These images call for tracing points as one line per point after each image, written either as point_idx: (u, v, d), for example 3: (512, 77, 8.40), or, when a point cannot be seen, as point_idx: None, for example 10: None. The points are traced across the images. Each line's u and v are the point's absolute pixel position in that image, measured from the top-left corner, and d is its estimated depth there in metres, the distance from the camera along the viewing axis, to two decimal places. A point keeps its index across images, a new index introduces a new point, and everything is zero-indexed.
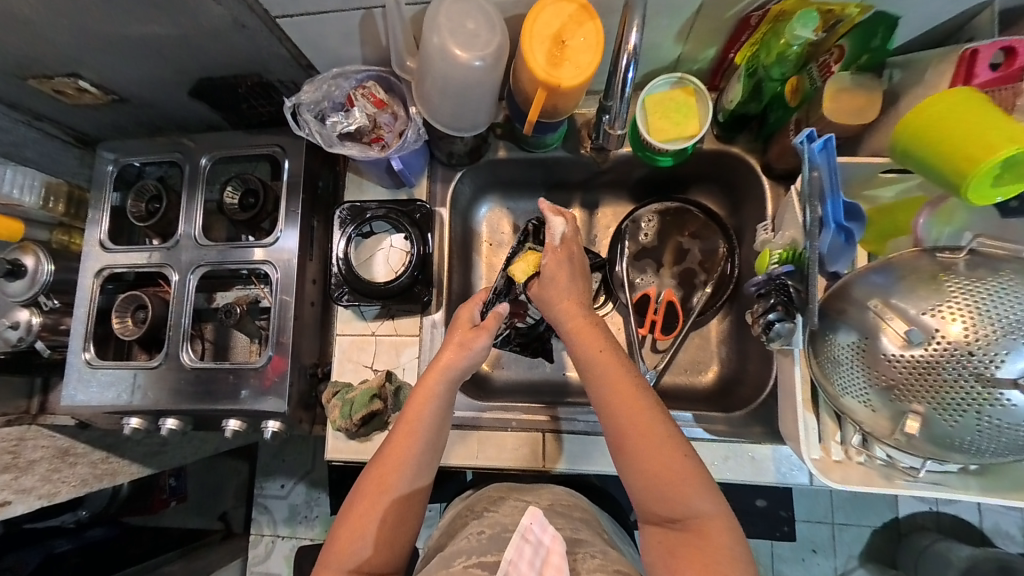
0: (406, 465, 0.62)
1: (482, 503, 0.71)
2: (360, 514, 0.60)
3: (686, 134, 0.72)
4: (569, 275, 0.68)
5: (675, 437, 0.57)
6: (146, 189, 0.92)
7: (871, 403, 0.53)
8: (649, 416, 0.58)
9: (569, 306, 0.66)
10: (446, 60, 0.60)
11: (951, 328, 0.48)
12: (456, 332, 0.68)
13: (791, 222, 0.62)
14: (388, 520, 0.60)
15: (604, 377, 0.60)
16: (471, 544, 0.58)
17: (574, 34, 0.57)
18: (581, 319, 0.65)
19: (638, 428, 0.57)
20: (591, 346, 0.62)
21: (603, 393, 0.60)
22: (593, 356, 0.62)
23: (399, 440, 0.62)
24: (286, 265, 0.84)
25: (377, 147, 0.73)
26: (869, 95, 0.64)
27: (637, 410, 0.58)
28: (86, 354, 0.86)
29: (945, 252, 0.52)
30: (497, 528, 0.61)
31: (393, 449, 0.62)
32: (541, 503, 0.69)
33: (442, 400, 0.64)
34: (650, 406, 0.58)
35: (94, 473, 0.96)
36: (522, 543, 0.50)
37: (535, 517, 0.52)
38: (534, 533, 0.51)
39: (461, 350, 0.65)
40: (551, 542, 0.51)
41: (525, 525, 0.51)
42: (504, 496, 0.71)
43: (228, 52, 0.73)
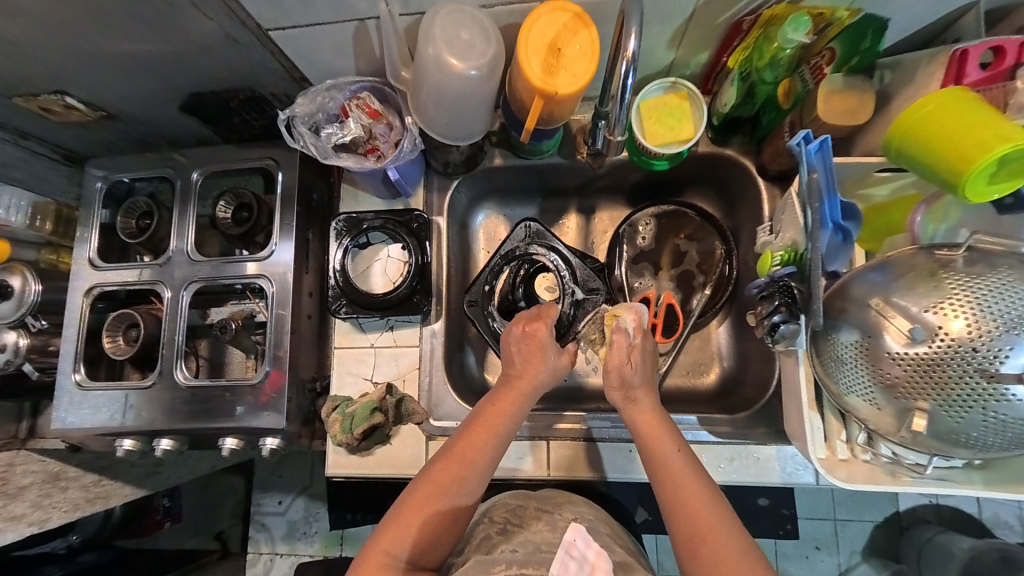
0: (473, 469, 0.62)
1: (502, 511, 0.69)
2: (412, 512, 0.58)
3: (680, 138, 0.72)
4: (633, 369, 0.69)
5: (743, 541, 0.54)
6: (137, 206, 0.91)
7: (875, 401, 0.53)
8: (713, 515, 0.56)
9: (642, 406, 0.67)
10: (442, 70, 0.59)
11: (953, 325, 0.48)
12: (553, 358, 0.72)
13: (789, 223, 0.62)
14: (436, 522, 0.59)
15: (666, 477, 0.60)
16: (509, 555, 0.57)
17: (569, 43, 0.57)
18: (653, 421, 0.65)
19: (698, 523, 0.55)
20: (660, 446, 0.63)
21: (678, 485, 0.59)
22: (666, 456, 0.61)
23: (461, 452, 0.62)
24: (281, 279, 0.83)
25: (373, 157, 0.73)
26: (860, 96, 0.64)
27: (703, 513, 0.56)
28: (77, 375, 0.84)
29: (942, 249, 0.53)
30: (532, 546, 0.60)
31: (466, 447, 0.63)
32: (563, 515, 0.67)
33: (518, 412, 0.67)
34: (718, 517, 0.56)
35: (86, 497, 0.93)
36: (566, 558, 0.50)
37: (578, 532, 0.51)
38: (578, 549, 0.51)
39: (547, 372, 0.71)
40: (596, 559, 0.50)
41: (568, 542, 0.50)
42: (523, 504, 0.70)
43: (219, 66, 0.72)
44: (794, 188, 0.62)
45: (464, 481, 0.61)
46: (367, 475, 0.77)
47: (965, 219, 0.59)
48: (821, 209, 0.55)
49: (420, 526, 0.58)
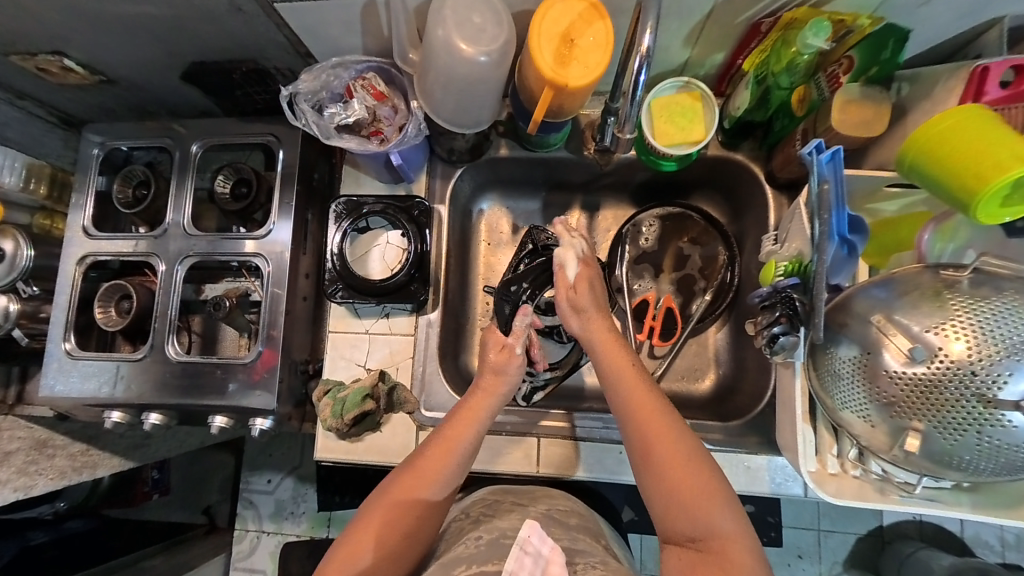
0: (439, 478, 0.61)
1: (478, 506, 0.70)
2: (376, 523, 0.58)
3: (690, 139, 0.71)
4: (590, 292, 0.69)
5: (695, 447, 0.56)
6: (134, 174, 0.90)
7: (870, 418, 0.52)
8: (668, 424, 0.57)
9: (597, 325, 0.67)
10: (450, 54, 0.58)
11: (954, 346, 0.47)
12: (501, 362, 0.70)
13: (795, 233, 0.61)
14: (409, 522, 0.59)
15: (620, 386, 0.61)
16: (469, 551, 0.58)
17: (583, 33, 0.56)
18: (610, 336, 0.66)
19: (652, 429, 0.57)
20: (617, 356, 0.64)
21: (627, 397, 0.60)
22: (618, 369, 0.63)
23: (429, 461, 0.62)
24: (278, 258, 0.82)
25: (376, 140, 0.71)
26: (878, 107, 0.62)
27: (660, 426, 0.57)
28: (67, 344, 0.83)
29: (948, 269, 0.52)
30: (496, 534, 0.61)
31: (454, 431, 0.64)
32: (536, 508, 0.68)
33: (482, 423, 0.66)
34: (677, 432, 0.57)
35: (73, 466, 0.93)
36: (522, 554, 0.50)
37: (534, 529, 0.51)
38: (533, 545, 0.51)
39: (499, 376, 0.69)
40: (551, 555, 0.50)
41: (523, 538, 0.50)
42: (498, 499, 0.70)
43: (222, 35, 0.70)
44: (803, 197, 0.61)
45: (439, 477, 0.61)
46: (356, 460, 0.76)
47: (972, 240, 0.59)
48: (829, 221, 0.54)
49: (382, 537, 0.57)
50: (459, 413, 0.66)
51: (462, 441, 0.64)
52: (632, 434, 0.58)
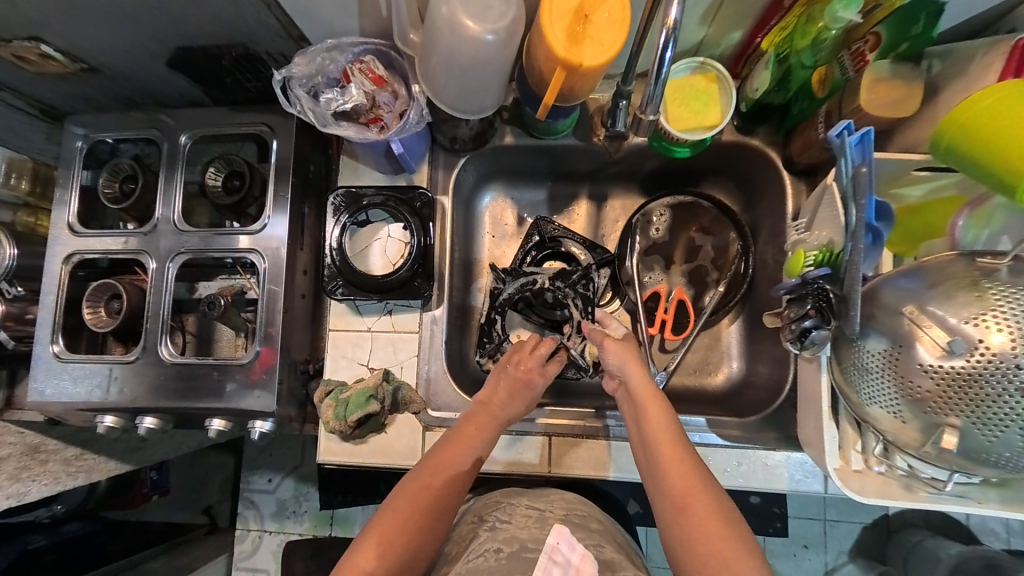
0: (457, 473, 0.60)
1: (491, 510, 0.67)
2: (395, 517, 0.56)
3: (705, 124, 0.68)
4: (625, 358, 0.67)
5: (726, 508, 0.54)
6: (121, 168, 0.85)
7: (901, 414, 0.50)
8: (699, 485, 0.55)
9: (638, 377, 0.65)
10: (455, 33, 0.54)
11: (994, 338, 0.45)
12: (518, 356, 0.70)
13: (824, 221, 0.58)
14: (428, 519, 0.57)
15: (656, 443, 0.59)
16: (489, 562, 0.54)
17: (597, 9, 0.52)
18: (648, 387, 0.64)
19: (682, 485, 0.55)
20: (654, 410, 0.62)
21: (657, 455, 0.59)
22: (654, 425, 0.61)
23: (447, 455, 0.61)
24: (274, 254, 0.78)
25: (376, 128, 0.67)
26: (908, 85, 0.58)
27: (689, 480, 0.55)
28: (55, 346, 0.80)
29: (985, 256, 0.49)
30: (516, 545, 0.57)
31: (472, 427, 0.63)
32: (553, 514, 0.65)
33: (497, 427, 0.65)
34: (709, 493, 0.54)
35: (67, 471, 0.90)
36: (551, 564, 0.51)
37: (561, 536, 0.54)
38: (562, 553, 0.52)
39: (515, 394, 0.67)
40: (580, 561, 0.52)
41: (552, 546, 0.52)
42: (514, 501, 0.68)
43: (209, 16, 0.66)
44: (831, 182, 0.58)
45: (455, 474, 0.60)
46: (360, 463, 0.73)
47: (1009, 226, 0.56)
48: (866, 207, 0.51)
49: (395, 536, 0.55)
50: (473, 415, 0.65)
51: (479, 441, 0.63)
52: (660, 497, 0.56)
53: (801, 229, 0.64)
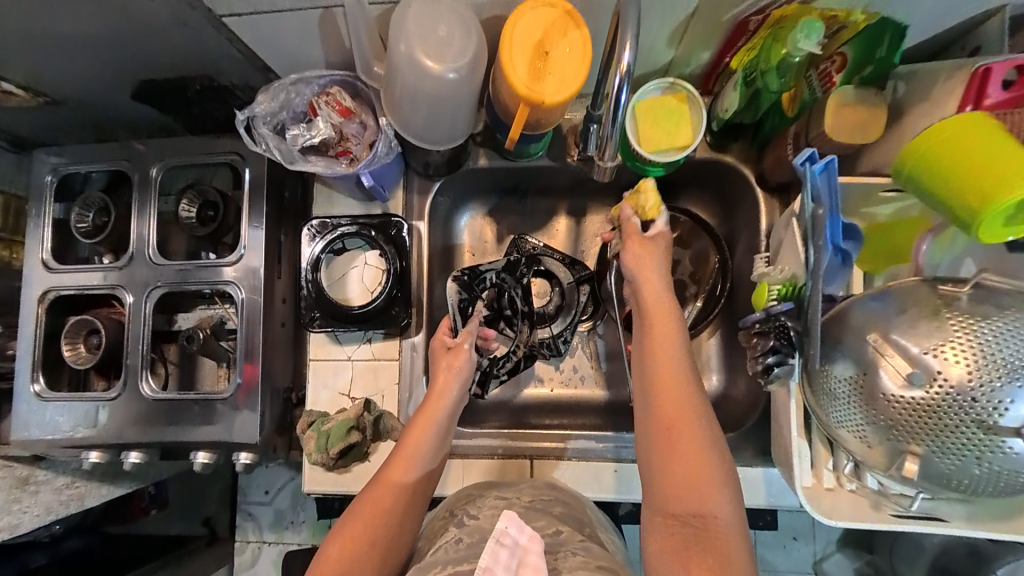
0: (416, 460, 0.65)
1: (461, 503, 0.68)
2: (364, 517, 0.59)
3: (678, 144, 0.68)
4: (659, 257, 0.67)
5: (712, 437, 0.55)
6: (92, 200, 0.84)
7: (866, 438, 0.51)
8: (687, 413, 0.56)
9: (653, 294, 0.64)
10: (416, 72, 0.53)
11: (953, 370, 0.46)
12: (439, 357, 0.73)
13: (790, 254, 0.58)
14: (396, 508, 0.61)
15: (657, 365, 0.59)
16: (447, 554, 0.55)
17: (558, 43, 0.51)
18: (663, 305, 0.63)
19: (672, 409, 0.56)
20: (665, 337, 0.61)
21: (659, 372, 0.59)
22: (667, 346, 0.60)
23: (404, 451, 0.65)
24: (251, 284, 0.78)
25: (345, 160, 0.66)
26: (872, 111, 0.58)
27: (680, 407, 0.56)
28: (35, 385, 0.80)
29: (946, 284, 0.50)
30: (477, 535, 0.58)
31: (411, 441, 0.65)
32: (520, 501, 0.64)
33: (439, 428, 0.67)
34: (699, 428, 0.55)
35: (59, 500, 0.89)
36: (497, 547, 0.50)
37: (511, 520, 0.52)
38: (510, 536, 0.51)
39: (452, 374, 0.70)
40: (528, 542, 0.52)
41: (499, 530, 0.51)
42: (481, 493, 0.68)
43: (168, 49, 0.65)
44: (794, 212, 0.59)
45: (415, 461, 0.64)
46: (346, 492, 0.74)
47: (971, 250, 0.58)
48: (824, 245, 0.52)
49: (368, 541, 0.58)
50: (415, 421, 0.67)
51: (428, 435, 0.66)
52: (652, 419, 0.57)
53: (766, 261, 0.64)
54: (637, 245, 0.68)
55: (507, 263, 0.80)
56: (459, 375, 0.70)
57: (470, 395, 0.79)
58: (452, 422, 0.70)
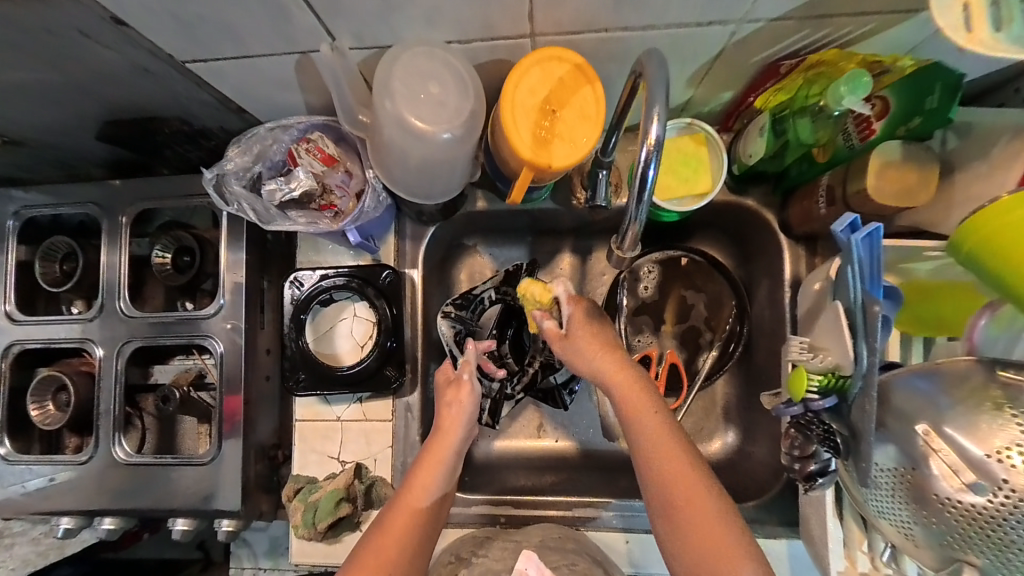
0: (431, 487, 0.59)
1: (468, 547, 0.66)
2: (377, 557, 0.54)
3: (696, 191, 0.62)
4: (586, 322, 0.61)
5: (722, 507, 0.50)
6: (57, 246, 0.77)
7: (914, 536, 0.46)
8: (688, 472, 0.51)
9: (614, 373, 0.57)
10: (407, 133, 0.48)
11: (1020, 479, 0.40)
12: (443, 388, 0.66)
13: (828, 341, 0.53)
14: (410, 543, 0.56)
15: (616, 383, 0.57)
16: None
17: (565, 103, 0.47)
18: (621, 369, 0.57)
19: (669, 477, 0.51)
20: (639, 402, 0.55)
21: (644, 446, 0.53)
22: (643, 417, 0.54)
23: (420, 477, 0.60)
24: (230, 339, 0.72)
25: (329, 215, 0.60)
26: (920, 170, 0.52)
27: (678, 466, 0.51)
28: (1, 449, 0.75)
29: (1012, 368, 0.44)
30: None
31: (424, 471, 0.60)
32: (529, 542, 0.64)
33: (452, 457, 0.62)
34: (671, 433, 0.53)
35: (36, 551, 0.83)
36: None
37: (530, 560, 0.54)
38: None
39: (464, 399, 0.64)
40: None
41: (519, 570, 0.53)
42: (490, 536, 0.67)
43: (132, 96, 0.59)
44: (835, 288, 0.53)
45: (431, 485, 0.60)
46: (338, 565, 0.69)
47: None
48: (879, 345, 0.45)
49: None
50: (424, 453, 0.62)
51: (442, 461, 0.61)
52: (656, 511, 0.52)
53: (805, 349, 0.56)
54: (562, 344, 0.61)
55: (506, 275, 0.73)
56: (465, 410, 0.64)
57: (480, 425, 0.73)
58: (461, 454, 0.64)
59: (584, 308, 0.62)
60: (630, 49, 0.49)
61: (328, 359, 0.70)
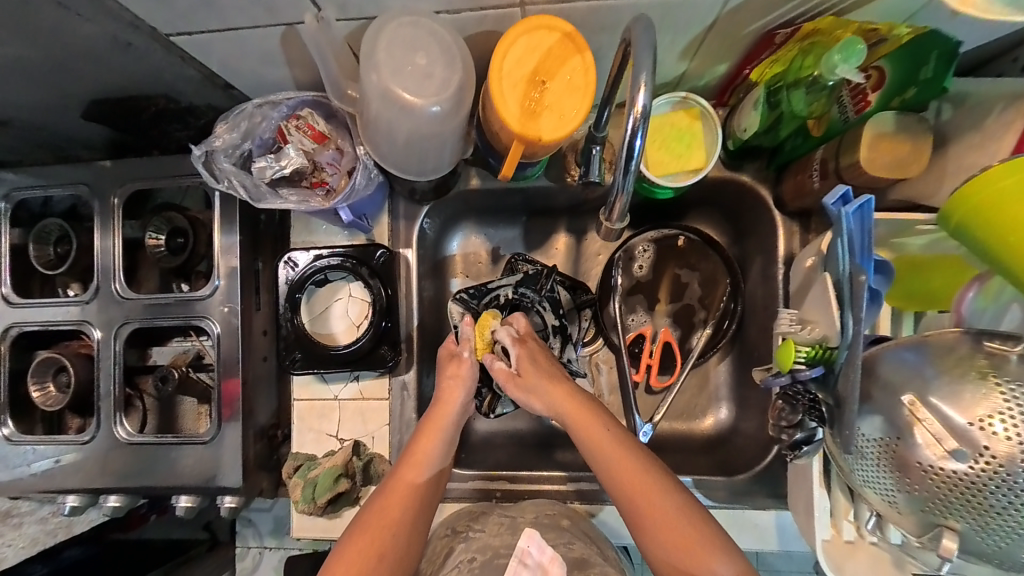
0: (427, 461, 0.62)
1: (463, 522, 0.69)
2: (374, 527, 0.58)
3: (689, 167, 0.61)
4: (534, 363, 0.65)
5: (682, 502, 0.56)
6: (50, 229, 0.77)
7: (896, 503, 0.47)
8: (651, 484, 0.57)
9: (555, 397, 0.63)
10: (393, 106, 0.48)
11: (1001, 445, 0.41)
12: (444, 364, 0.68)
13: (817, 309, 0.53)
14: (406, 515, 0.59)
15: (594, 453, 0.59)
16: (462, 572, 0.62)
17: (555, 73, 0.47)
18: (573, 403, 0.62)
19: (634, 488, 0.57)
20: (590, 428, 0.60)
21: (611, 478, 0.58)
22: (594, 439, 0.59)
23: (416, 452, 0.62)
24: (226, 320, 0.72)
25: (321, 192, 0.60)
26: (914, 142, 0.51)
27: (639, 479, 0.57)
28: (4, 430, 0.76)
29: (994, 340, 0.44)
30: (490, 553, 0.64)
31: (420, 447, 0.62)
32: (524, 518, 0.67)
33: (447, 434, 0.64)
34: (655, 477, 0.57)
35: (45, 531, 0.82)
36: (520, 567, 0.52)
37: (532, 539, 0.53)
38: (531, 556, 0.53)
39: (457, 384, 0.65)
40: (550, 563, 0.53)
41: (521, 550, 0.53)
42: (486, 510, 0.70)
43: (116, 73, 0.58)
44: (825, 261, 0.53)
45: (427, 458, 0.62)
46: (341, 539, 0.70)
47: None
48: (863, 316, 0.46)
49: (380, 554, 0.57)
50: (421, 430, 0.64)
51: (436, 440, 0.63)
52: (631, 521, 0.58)
53: (795, 322, 0.56)
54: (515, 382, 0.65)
55: (524, 276, 0.73)
56: (464, 385, 0.65)
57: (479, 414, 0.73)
58: (458, 429, 0.66)
59: (528, 354, 0.66)
60: (617, 18, 0.48)
61: (323, 339, 0.70)
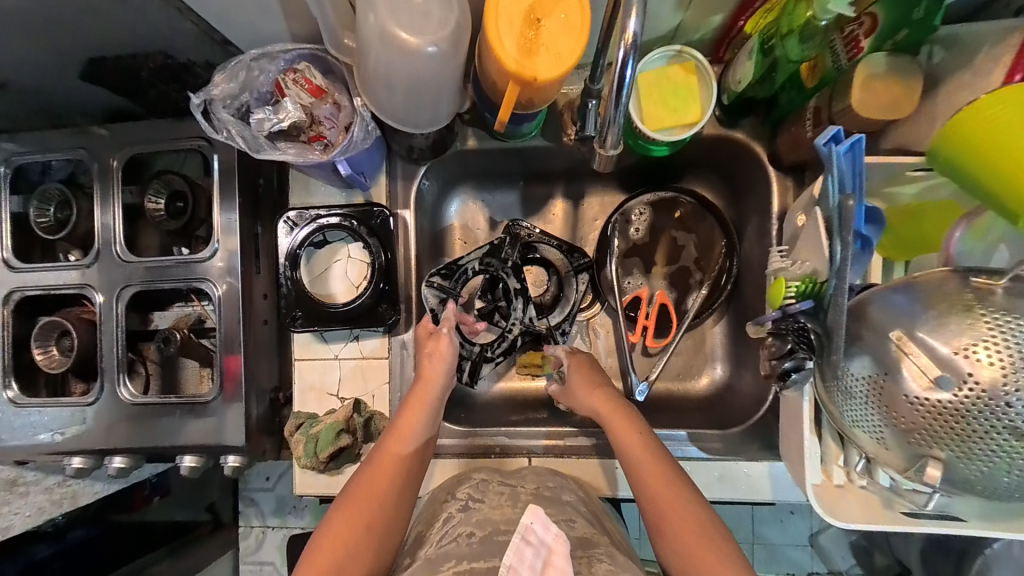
0: (413, 431, 0.62)
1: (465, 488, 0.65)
2: (364, 497, 0.57)
3: (684, 121, 0.62)
4: (584, 373, 0.69)
5: (696, 504, 0.55)
6: (49, 195, 0.78)
7: (884, 440, 0.48)
8: (669, 485, 0.57)
9: (593, 397, 0.65)
10: (389, 46, 0.48)
11: (985, 371, 0.42)
12: (422, 343, 0.69)
13: (810, 250, 0.55)
14: (393, 487, 0.58)
15: (625, 454, 0.60)
16: (460, 548, 0.53)
17: (551, 11, 0.47)
18: (606, 401, 0.64)
19: (653, 485, 0.57)
20: (621, 426, 0.61)
21: (635, 475, 0.58)
22: (626, 438, 0.60)
23: (403, 423, 0.62)
24: (226, 282, 0.73)
25: (319, 146, 0.60)
26: (905, 82, 0.52)
27: (659, 478, 0.57)
28: (8, 392, 0.77)
29: (980, 275, 0.46)
30: (490, 529, 0.55)
31: (406, 419, 0.62)
32: (525, 489, 0.63)
33: (431, 407, 0.64)
34: (673, 477, 0.57)
35: (50, 500, 0.76)
36: (523, 545, 0.45)
37: (537, 516, 0.47)
38: (536, 534, 0.46)
39: (439, 358, 0.66)
40: (555, 543, 0.46)
41: (525, 526, 0.46)
42: (486, 479, 0.67)
43: (113, 27, 0.59)
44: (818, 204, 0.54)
45: (413, 430, 0.62)
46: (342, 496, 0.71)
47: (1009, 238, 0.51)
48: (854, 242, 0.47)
49: (365, 526, 0.56)
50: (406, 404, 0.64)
51: (421, 413, 0.63)
52: (650, 526, 0.57)
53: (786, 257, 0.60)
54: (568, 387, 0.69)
55: (490, 247, 0.75)
56: (444, 361, 0.66)
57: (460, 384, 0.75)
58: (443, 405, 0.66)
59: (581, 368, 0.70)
60: None
61: (323, 298, 0.71)
